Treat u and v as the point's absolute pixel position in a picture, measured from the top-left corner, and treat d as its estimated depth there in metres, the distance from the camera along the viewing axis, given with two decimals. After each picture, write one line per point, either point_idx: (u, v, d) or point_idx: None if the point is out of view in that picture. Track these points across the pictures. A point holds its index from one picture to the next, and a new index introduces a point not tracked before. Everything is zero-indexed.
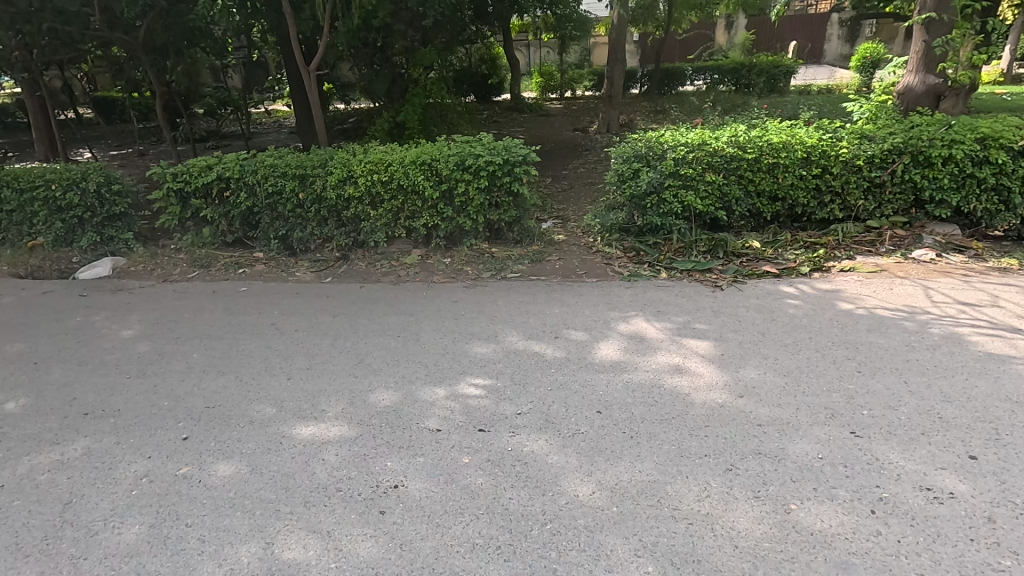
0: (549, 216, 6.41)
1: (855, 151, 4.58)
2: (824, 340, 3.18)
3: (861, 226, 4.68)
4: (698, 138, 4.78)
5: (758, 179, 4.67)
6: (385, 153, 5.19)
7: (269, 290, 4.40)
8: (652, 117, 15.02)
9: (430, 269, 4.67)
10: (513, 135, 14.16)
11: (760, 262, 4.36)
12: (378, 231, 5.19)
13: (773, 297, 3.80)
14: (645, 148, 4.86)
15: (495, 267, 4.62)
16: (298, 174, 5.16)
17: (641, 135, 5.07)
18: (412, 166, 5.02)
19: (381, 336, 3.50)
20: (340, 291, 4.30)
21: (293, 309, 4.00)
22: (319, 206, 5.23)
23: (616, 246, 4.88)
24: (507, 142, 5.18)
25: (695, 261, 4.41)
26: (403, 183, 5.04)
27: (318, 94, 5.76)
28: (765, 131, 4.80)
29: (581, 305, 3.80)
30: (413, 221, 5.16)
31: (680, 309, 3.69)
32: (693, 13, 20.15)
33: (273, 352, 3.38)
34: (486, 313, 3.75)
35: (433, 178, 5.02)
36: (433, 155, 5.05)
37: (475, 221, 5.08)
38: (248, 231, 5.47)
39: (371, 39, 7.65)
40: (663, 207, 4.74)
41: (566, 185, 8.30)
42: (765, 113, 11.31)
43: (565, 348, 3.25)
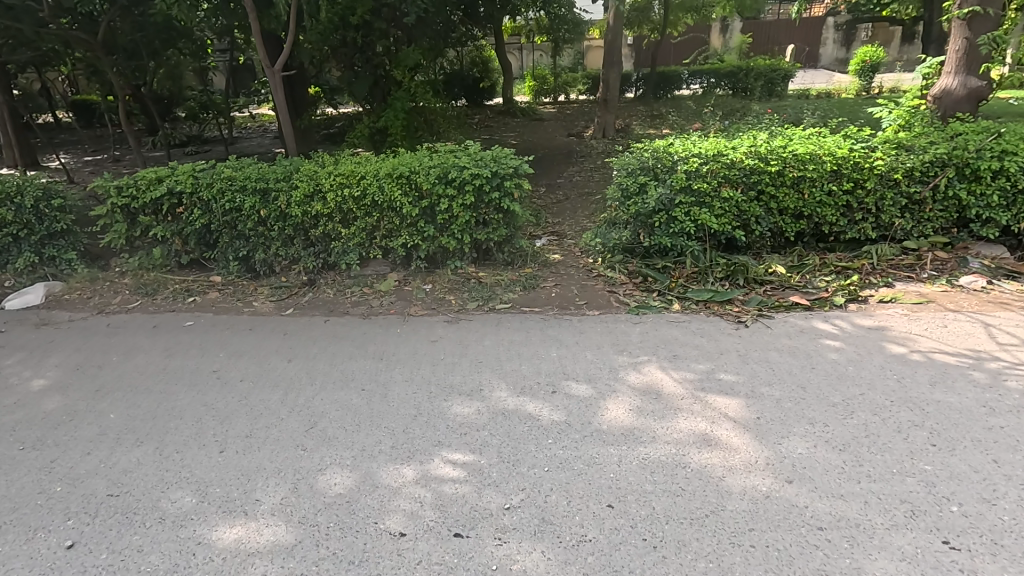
0: (543, 232, 5.84)
1: (892, 163, 4.03)
2: (880, 398, 2.61)
3: (898, 247, 4.13)
4: (714, 148, 4.21)
5: (782, 195, 4.11)
6: (358, 165, 4.60)
7: (219, 324, 3.79)
8: (649, 122, 14.53)
9: (408, 297, 4.08)
10: (505, 140, 13.61)
11: (786, 291, 3.79)
12: (351, 252, 4.60)
13: (809, 336, 3.23)
14: (652, 159, 4.29)
15: (482, 295, 4.03)
16: (259, 188, 4.55)
17: (648, 144, 4.50)
18: (388, 179, 4.43)
19: (343, 389, 2.90)
20: (301, 327, 3.69)
21: (243, 350, 3.39)
22: (284, 223, 4.63)
23: (619, 270, 4.31)
24: (497, 151, 4.60)
25: (713, 290, 3.83)
26: (378, 199, 4.44)
27: (284, 97, 5.14)
28: (788, 140, 4.24)
29: (582, 346, 3.21)
30: (390, 240, 4.57)
31: (699, 352, 3.11)
32: (689, 16, 19.73)
33: (208, 411, 2.76)
34: (469, 357, 3.16)
35: (412, 193, 4.43)
36: (412, 167, 4.47)
37: (460, 240, 4.50)
38: (205, 251, 4.86)
39: (349, 38, 7.06)
40: (673, 226, 4.18)
41: (561, 196, 7.74)
42: (768, 118, 10.82)
43: (564, 408, 2.67)
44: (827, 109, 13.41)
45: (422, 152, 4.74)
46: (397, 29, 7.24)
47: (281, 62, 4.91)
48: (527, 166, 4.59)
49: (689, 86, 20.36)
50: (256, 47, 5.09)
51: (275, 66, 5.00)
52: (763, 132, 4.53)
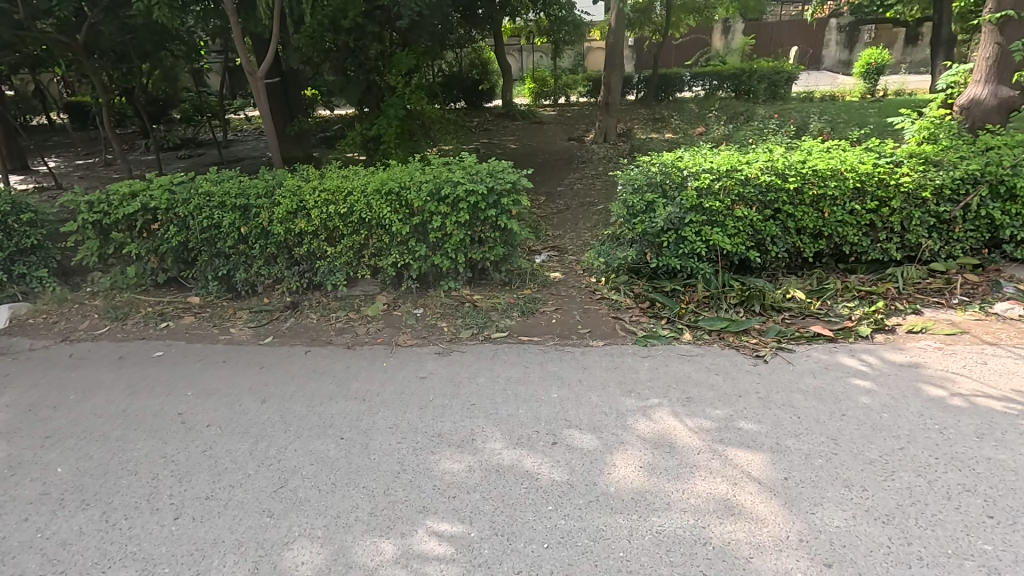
0: (542, 247, 5.54)
1: (920, 180, 3.74)
2: (923, 455, 2.31)
3: (925, 270, 3.84)
4: (727, 163, 3.92)
5: (800, 214, 3.82)
6: (345, 179, 4.30)
7: (191, 356, 3.49)
8: (651, 126, 14.22)
9: (397, 324, 3.78)
10: (504, 145, 13.31)
11: (806, 319, 3.50)
12: (338, 271, 4.33)
13: (836, 375, 2.92)
14: (661, 175, 4.01)
15: (477, 322, 3.74)
16: (239, 205, 4.26)
17: (655, 158, 4.22)
18: (377, 195, 4.14)
19: (320, 438, 2.60)
20: (280, 358, 3.39)
21: (214, 387, 3.09)
22: (266, 241, 4.34)
23: (624, 293, 4.03)
24: (495, 165, 4.31)
25: (727, 318, 3.54)
26: (366, 216, 4.15)
27: (268, 105, 4.83)
28: (806, 155, 3.95)
29: (586, 386, 2.91)
30: (379, 259, 4.28)
31: (715, 394, 2.81)
32: (692, 17, 19.42)
33: (168, 465, 2.47)
34: (461, 399, 2.86)
35: (402, 210, 4.13)
36: (402, 182, 4.17)
37: (454, 260, 4.21)
38: (183, 269, 4.57)
39: (341, 41, 6.76)
40: (683, 247, 3.89)
41: (562, 206, 7.44)
42: (775, 123, 10.51)
43: (566, 463, 2.38)
44: (832, 113, 13.14)
45: (415, 166, 4.45)
46: (391, 32, 6.93)
47: (264, 68, 4.61)
48: (526, 180, 4.29)
49: (691, 88, 20.07)
50: (238, 52, 4.79)
51: (257, 71, 4.69)
52: (779, 145, 4.24)
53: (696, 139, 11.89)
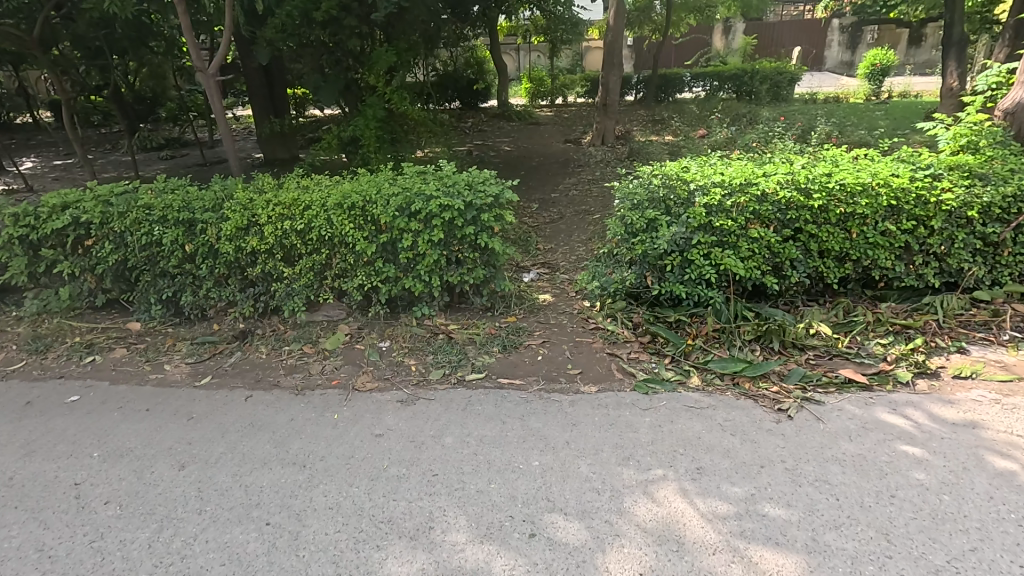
0: (532, 263, 5.02)
1: (963, 197, 3.23)
2: (1005, 563, 1.80)
3: (967, 299, 3.34)
4: (740, 176, 3.41)
5: (825, 234, 3.31)
6: (304, 191, 3.78)
7: (111, 401, 2.96)
8: (651, 128, 13.72)
9: (359, 360, 3.27)
10: (498, 147, 12.80)
11: (834, 360, 2.99)
12: (297, 294, 3.81)
13: (878, 438, 2.40)
14: (664, 189, 3.50)
15: (451, 359, 3.22)
16: (183, 219, 3.73)
17: (658, 168, 3.71)
18: (339, 210, 3.62)
19: (240, 526, 2.08)
20: (213, 406, 2.86)
21: (126, 446, 2.56)
22: (214, 261, 3.81)
23: (622, 323, 3.52)
24: (475, 176, 3.80)
25: (741, 357, 3.02)
26: (327, 233, 3.63)
27: (222, 107, 4.29)
28: (831, 166, 3.44)
29: (574, 452, 2.40)
30: (344, 281, 3.78)
31: (732, 464, 2.29)
32: (693, 16, 18.92)
33: (40, 565, 1.95)
34: (422, 468, 2.35)
35: (368, 226, 3.61)
36: (369, 194, 3.65)
37: (428, 283, 3.70)
38: (124, 291, 4.04)
39: (315, 36, 6.23)
40: (689, 272, 3.39)
41: (555, 215, 6.93)
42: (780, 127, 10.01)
43: (546, 568, 1.86)
44: (838, 115, 12.66)
45: (386, 176, 3.95)
46: (370, 27, 6.37)
47: (216, 64, 4.09)
48: (511, 192, 3.79)
49: (691, 89, 19.62)
50: (188, 46, 4.27)
51: (210, 69, 4.18)
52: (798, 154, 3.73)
53: (697, 142, 11.39)
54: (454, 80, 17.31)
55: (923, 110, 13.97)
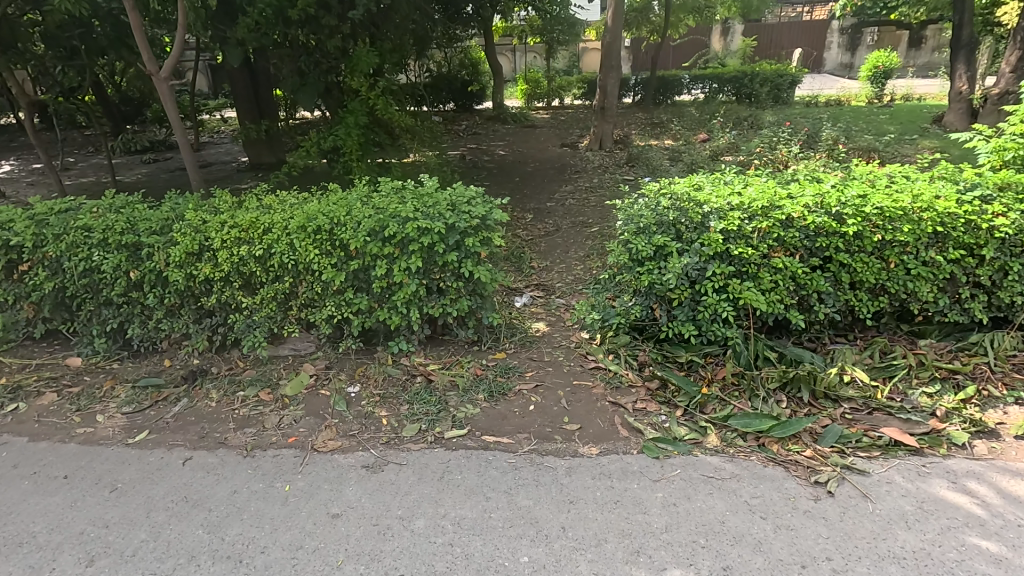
0: (525, 285, 4.59)
1: (1018, 223, 2.82)
2: None
3: (1019, 338, 2.93)
4: (761, 197, 2.99)
5: (859, 265, 2.89)
6: (266, 212, 3.34)
7: (26, 463, 2.52)
8: (650, 132, 13.33)
9: (322, 410, 2.82)
10: (492, 151, 12.38)
11: (875, 415, 2.56)
12: (259, 327, 3.37)
13: (942, 526, 1.97)
14: (673, 210, 3.07)
15: (429, 411, 2.78)
16: (128, 243, 3.29)
17: (665, 187, 3.29)
18: (304, 233, 3.17)
19: None
20: (144, 473, 2.42)
21: (29, 531, 2.12)
22: (165, 289, 3.37)
23: (625, 363, 3.11)
24: (459, 194, 3.37)
25: (766, 410, 2.60)
26: (289, 259, 3.18)
27: (178, 114, 3.82)
28: (864, 186, 3.02)
29: (571, 544, 1.96)
30: (311, 311, 3.35)
31: (766, 563, 1.86)
32: (692, 17, 18.54)
33: None
34: (384, 568, 1.90)
35: (337, 251, 3.17)
36: (338, 215, 3.22)
37: (406, 316, 3.27)
38: (65, 322, 3.59)
39: (291, 35, 5.78)
40: (702, 306, 2.97)
41: (550, 227, 6.52)
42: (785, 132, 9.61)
43: None
44: (842, 119, 12.26)
45: (361, 195, 3.52)
46: (352, 26, 5.92)
47: (168, 67, 3.66)
48: (501, 212, 3.37)
49: (690, 91, 19.24)
50: (138, 47, 3.81)
51: (163, 73, 3.74)
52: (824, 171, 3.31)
53: (699, 147, 11.02)
54: (447, 81, 16.86)
55: (928, 115, 13.60)
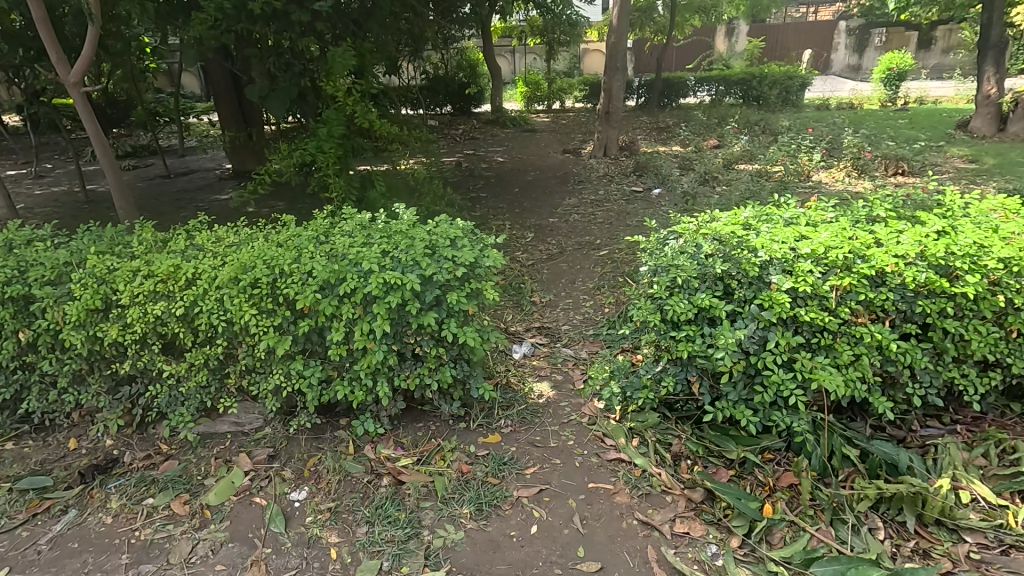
0: (525, 328, 3.87)
1: None
2: None
3: None
4: (838, 241, 2.26)
5: (972, 335, 2.16)
6: (195, 255, 2.62)
7: None
8: (657, 137, 12.64)
9: (251, 532, 2.11)
10: (490, 158, 11.67)
11: (1017, 557, 1.86)
12: (190, 399, 2.68)
13: None
14: (720, 257, 2.35)
15: (396, 536, 2.08)
16: (18, 295, 2.57)
17: (701, 226, 2.58)
18: (238, 285, 2.44)
19: None
20: None
21: None
22: (64, 354, 2.63)
23: (657, 456, 2.41)
24: (439, 232, 2.65)
25: (863, 550, 1.91)
26: (221, 319, 2.46)
27: (99, 130, 3.08)
28: (968, 230, 2.30)
29: None
30: (254, 380, 2.65)
31: None
32: (697, 17, 17.85)
33: None
34: None
35: (281, 308, 2.45)
36: (285, 260, 2.49)
37: (373, 389, 2.56)
38: None
39: (257, 33, 5.06)
40: (757, 386, 2.26)
41: (554, 249, 5.81)
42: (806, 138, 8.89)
43: None
44: (862, 125, 11.53)
45: (320, 231, 2.80)
46: (325, 23, 5.20)
47: (78, 70, 2.92)
48: (495, 255, 2.66)
49: (695, 93, 18.54)
50: (45, 47, 3.06)
51: (73, 77, 2.99)
52: (899, 209, 2.62)
53: (710, 154, 10.32)
54: (443, 84, 16.13)
55: (949, 119, 12.87)
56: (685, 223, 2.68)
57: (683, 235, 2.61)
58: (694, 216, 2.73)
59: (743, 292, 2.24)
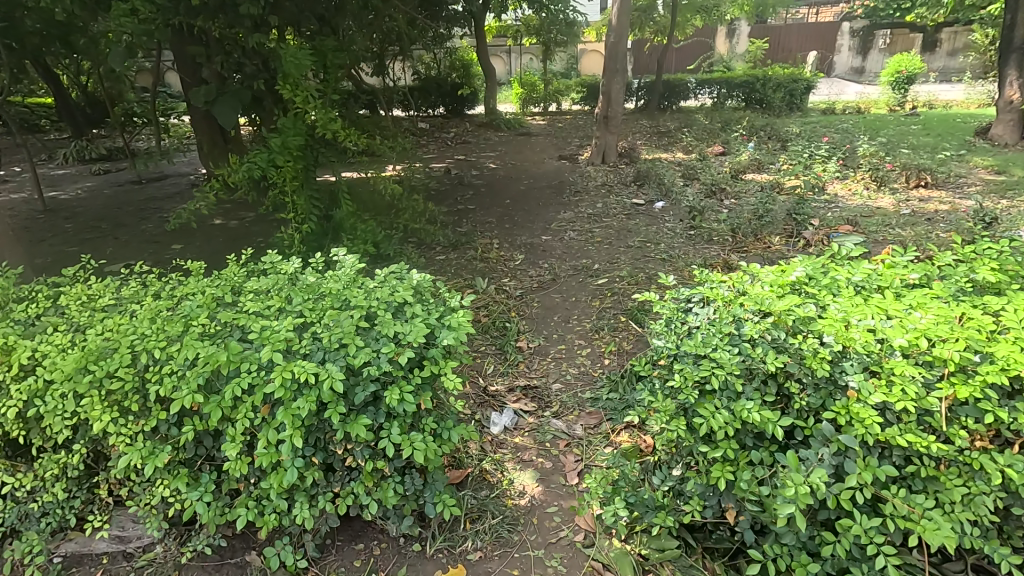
0: (508, 389, 3.19)
1: None
2: None
3: None
4: (943, 327, 1.63)
5: None
6: (47, 329, 1.94)
7: None
8: (657, 143, 11.98)
9: None
10: (481, 163, 10.99)
11: None
12: (44, 516, 1.99)
13: None
14: (772, 340, 1.69)
15: None
16: None
17: (739, 291, 1.94)
18: (90, 377, 1.74)
19: None
20: None
21: None
22: None
23: None
24: (382, 295, 1.96)
25: None
26: (72, 422, 1.77)
27: None
28: None
29: None
30: (134, 492, 1.97)
31: None
32: (699, 18, 17.21)
33: None
34: None
35: (155, 406, 1.76)
36: (159, 339, 1.79)
37: (290, 510, 1.87)
38: None
39: (201, 29, 4.35)
40: (825, 531, 1.57)
41: (545, 275, 5.14)
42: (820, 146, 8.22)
43: None
44: (875, 131, 10.87)
45: (234, 289, 2.14)
46: (280, 15, 4.48)
47: None
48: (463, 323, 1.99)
49: (697, 96, 17.88)
50: None
51: None
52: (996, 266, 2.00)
53: (715, 163, 9.66)
54: (435, 85, 15.45)
55: (965, 125, 12.20)
56: (719, 284, 2.03)
57: (719, 304, 1.96)
58: (727, 273, 2.09)
59: (806, 399, 1.59)
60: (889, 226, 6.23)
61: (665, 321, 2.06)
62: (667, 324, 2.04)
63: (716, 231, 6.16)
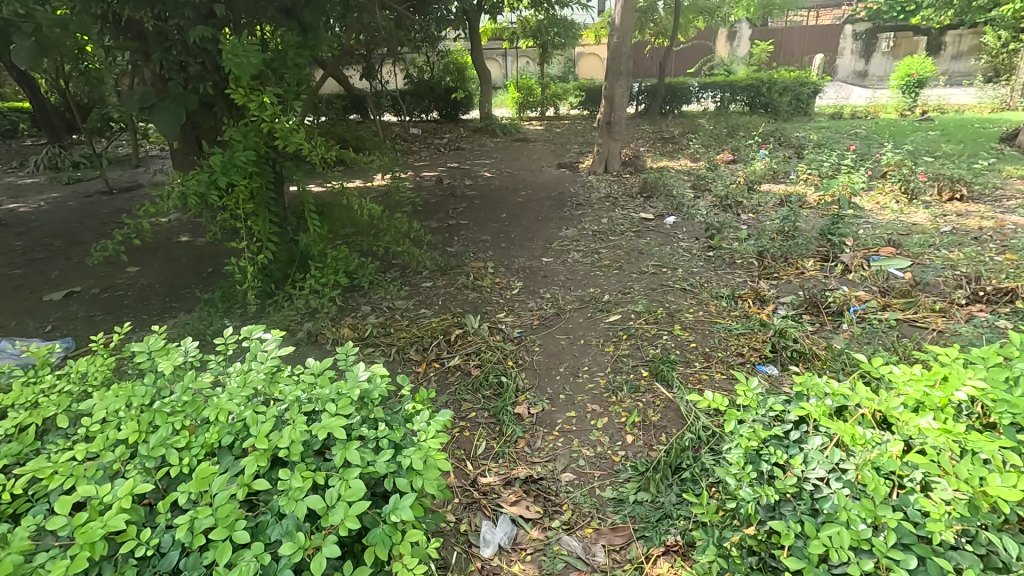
0: (503, 482, 2.49)
1: None
2: None
3: None
4: None
5: None
6: None
7: None
8: (662, 150, 11.29)
9: None
10: (476, 172, 10.28)
11: None
12: None
13: None
14: (983, 558, 1.52)
15: None
16: None
17: (900, 449, 1.75)
18: None
19: None
20: None
21: None
22: None
23: None
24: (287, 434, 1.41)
25: None
26: None
27: None
28: None
29: None
30: None
31: None
32: (700, 19, 16.55)
33: None
34: None
35: None
36: None
37: None
38: None
39: (133, 20, 3.59)
40: None
41: (547, 309, 4.42)
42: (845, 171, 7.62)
43: None
44: (894, 138, 10.20)
45: (88, 391, 1.75)
46: (232, 4, 3.73)
47: None
48: (439, 459, 1.46)
49: (700, 100, 17.20)
50: None
51: None
52: None
53: (726, 172, 8.96)
54: (428, 89, 14.74)
55: (985, 131, 11.53)
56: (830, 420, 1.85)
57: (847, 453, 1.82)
58: (866, 408, 1.93)
59: None
60: (932, 247, 5.53)
61: (755, 458, 1.90)
62: (760, 464, 1.87)
63: (738, 253, 5.44)
